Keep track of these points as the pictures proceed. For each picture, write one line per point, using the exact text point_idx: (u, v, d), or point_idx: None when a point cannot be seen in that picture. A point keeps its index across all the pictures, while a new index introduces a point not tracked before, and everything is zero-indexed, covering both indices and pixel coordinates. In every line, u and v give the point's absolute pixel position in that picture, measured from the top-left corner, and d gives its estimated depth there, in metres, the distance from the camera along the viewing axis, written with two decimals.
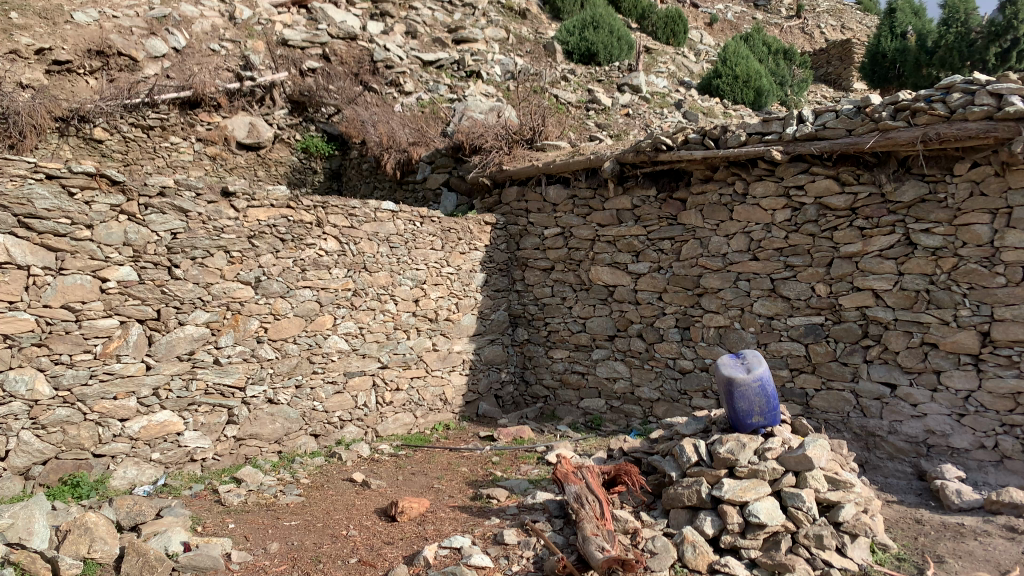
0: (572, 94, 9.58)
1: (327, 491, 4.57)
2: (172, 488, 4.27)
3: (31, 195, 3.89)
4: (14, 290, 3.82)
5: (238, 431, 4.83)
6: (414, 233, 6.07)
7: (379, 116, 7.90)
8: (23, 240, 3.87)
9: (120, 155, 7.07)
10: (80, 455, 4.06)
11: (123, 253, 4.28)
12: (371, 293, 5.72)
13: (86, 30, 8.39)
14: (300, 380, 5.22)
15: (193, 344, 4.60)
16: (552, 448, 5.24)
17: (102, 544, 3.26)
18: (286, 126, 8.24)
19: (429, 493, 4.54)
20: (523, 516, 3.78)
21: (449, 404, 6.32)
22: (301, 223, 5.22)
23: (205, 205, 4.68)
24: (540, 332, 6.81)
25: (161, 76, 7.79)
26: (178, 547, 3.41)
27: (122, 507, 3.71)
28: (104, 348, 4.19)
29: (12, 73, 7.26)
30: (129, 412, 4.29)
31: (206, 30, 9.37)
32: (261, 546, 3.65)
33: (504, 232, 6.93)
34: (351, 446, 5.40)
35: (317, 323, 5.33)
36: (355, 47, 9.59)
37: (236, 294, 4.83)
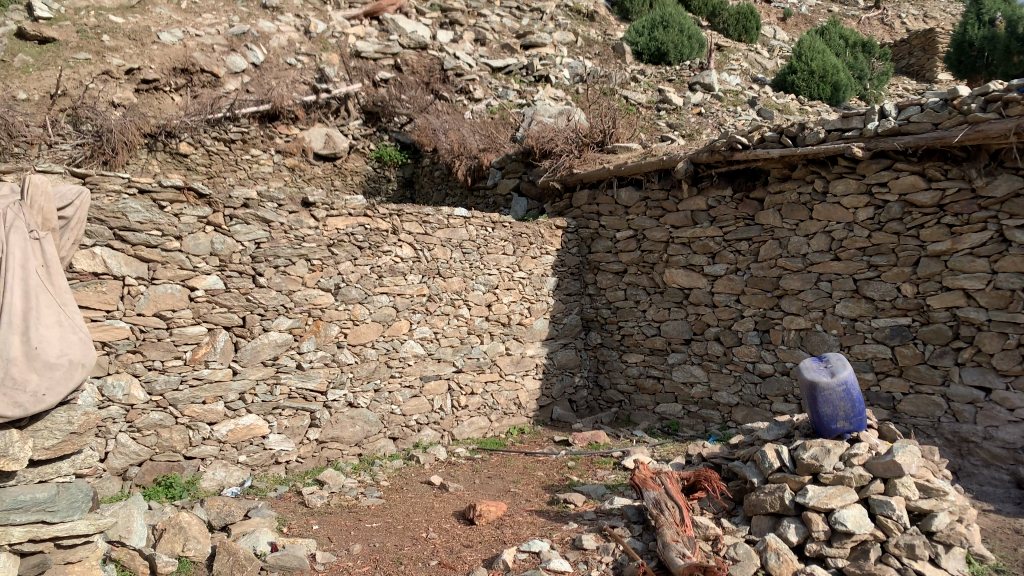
0: (642, 95, 9.51)
1: (406, 493, 4.65)
2: (259, 490, 4.43)
3: (125, 209, 4.07)
4: (110, 299, 4.00)
5: (320, 434, 4.96)
6: (487, 238, 6.10)
7: (450, 124, 7.99)
8: (118, 252, 4.04)
9: (204, 168, 7.36)
10: (173, 457, 4.24)
11: (210, 262, 4.45)
12: (445, 298, 5.79)
13: (172, 49, 8.77)
14: (378, 385, 5.33)
15: (277, 350, 4.75)
16: (629, 453, 5.19)
17: (195, 543, 3.40)
18: (361, 136, 8.40)
19: (506, 497, 4.57)
20: (602, 522, 3.76)
21: (523, 407, 6.34)
22: (378, 231, 5.33)
23: (287, 215, 4.82)
24: (613, 336, 6.76)
25: (241, 91, 8.06)
26: (265, 547, 3.54)
27: (213, 507, 3.86)
28: (194, 354, 4.37)
29: (105, 93, 7.65)
30: (217, 416, 4.46)
31: (283, 45, 9.65)
32: (344, 547, 3.74)
33: (576, 235, 6.90)
34: (428, 449, 5.48)
35: (393, 329, 5.43)
36: (426, 57, 9.73)
37: (316, 300, 4.96)
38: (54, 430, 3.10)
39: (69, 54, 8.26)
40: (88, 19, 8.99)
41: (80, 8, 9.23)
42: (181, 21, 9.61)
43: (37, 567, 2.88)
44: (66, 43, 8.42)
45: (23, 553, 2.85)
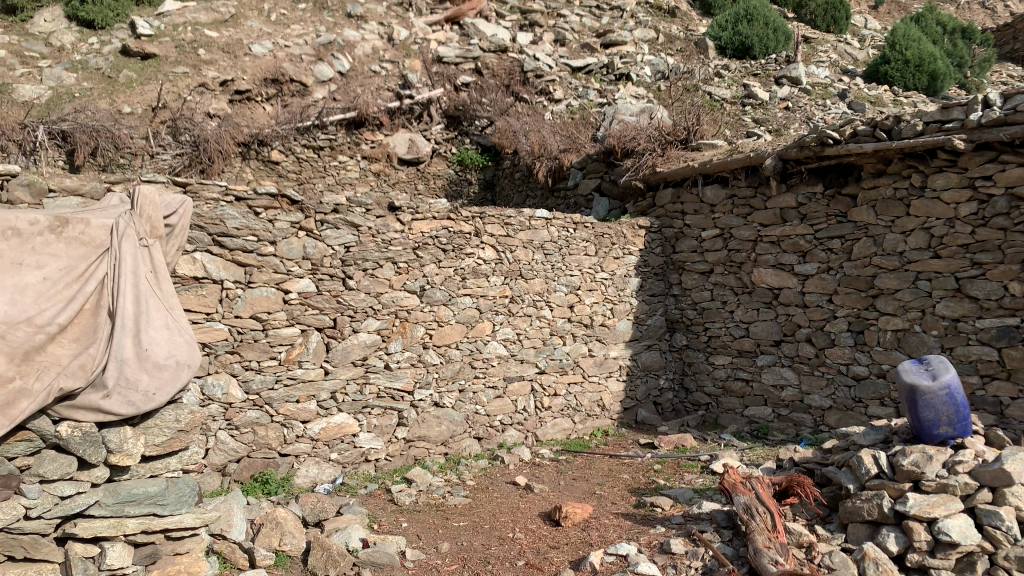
0: (726, 90, 9.31)
1: (492, 493, 4.69)
2: (350, 487, 4.55)
3: (223, 216, 4.25)
4: (209, 303, 4.19)
5: (407, 433, 5.07)
6: (568, 239, 6.09)
7: (531, 126, 8.00)
8: (217, 257, 4.22)
9: (295, 175, 7.63)
10: (268, 454, 4.40)
11: (302, 266, 4.59)
12: (528, 300, 5.80)
13: (263, 60, 9.12)
14: (463, 385, 5.39)
15: (366, 350, 4.87)
16: (717, 457, 5.09)
17: (292, 538, 3.53)
18: (443, 140, 8.51)
19: (591, 499, 4.55)
20: (690, 526, 3.70)
21: (607, 410, 6.28)
22: (461, 233, 5.40)
23: (375, 219, 4.94)
24: (700, 338, 6.61)
25: (328, 99, 8.31)
26: (358, 543, 3.64)
27: (307, 504, 3.97)
28: (288, 355, 4.53)
29: (202, 104, 8.01)
30: (310, 415, 4.60)
31: (368, 53, 9.89)
32: (433, 545, 3.80)
33: (659, 235, 6.77)
34: (512, 450, 5.51)
35: (477, 330, 5.49)
36: (506, 60, 9.80)
37: (403, 302, 5.07)
38: (163, 428, 3.23)
39: (169, 68, 8.70)
40: (185, 34, 9.44)
41: (179, 24, 9.69)
42: (271, 33, 9.97)
43: (150, 557, 3.10)
44: (166, 58, 8.86)
45: (137, 543, 3.08)
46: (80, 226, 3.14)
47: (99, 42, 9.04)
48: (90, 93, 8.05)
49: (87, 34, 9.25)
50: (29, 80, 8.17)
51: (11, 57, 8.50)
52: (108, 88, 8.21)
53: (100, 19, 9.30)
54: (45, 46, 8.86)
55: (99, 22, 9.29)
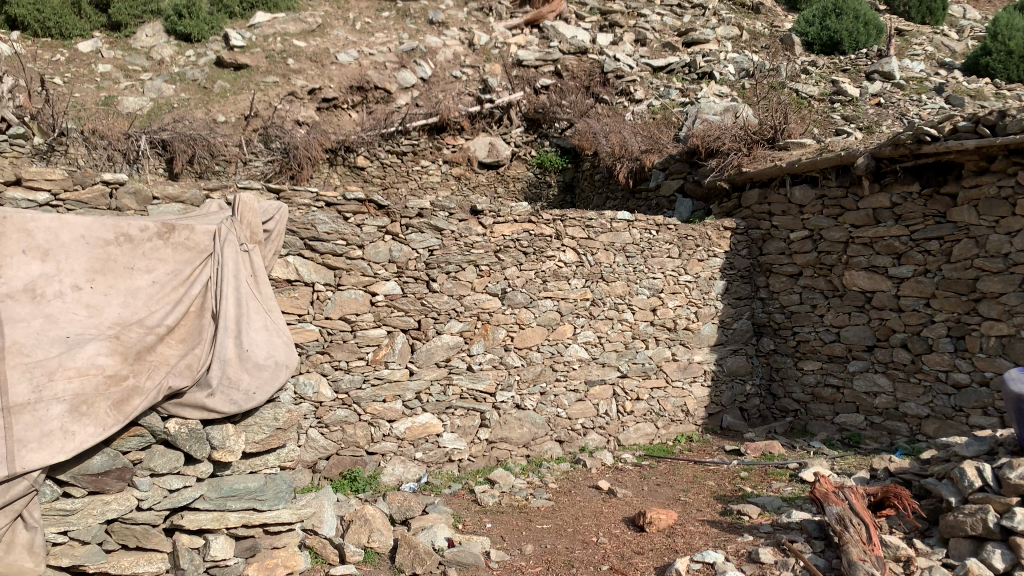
0: (814, 87, 9.04)
1: (575, 497, 4.68)
2: (434, 487, 4.64)
3: (314, 221, 4.36)
4: (301, 304, 4.32)
5: (490, 435, 5.11)
6: (651, 241, 5.99)
7: (611, 127, 7.86)
8: (309, 260, 4.35)
9: (379, 180, 7.82)
10: (356, 452, 4.52)
11: (389, 269, 4.69)
12: (609, 303, 5.75)
13: (348, 69, 9.37)
14: (544, 388, 5.40)
15: (449, 351, 4.94)
16: (807, 465, 4.95)
17: (379, 535, 3.62)
18: (522, 143, 8.52)
19: (676, 505, 4.49)
20: (779, 535, 3.61)
21: (691, 415, 6.18)
22: (542, 237, 5.40)
23: (458, 223, 4.98)
24: (788, 343, 6.40)
25: (411, 106, 8.46)
26: (443, 542, 3.69)
27: (394, 502, 4.06)
28: (374, 355, 4.64)
29: (291, 113, 8.29)
30: (396, 414, 4.70)
31: (449, 58, 10.01)
32: (517, 547, 3.84)
33: (746, 237, 6.57)
34: (594, 454, 5.51)
35: (558, 332, 5.49)
36: (586, 61, 9.76)
37: (485, 305, 5.11)
38: (263, 425, 3.35)
39: (260, 78, 9.03)
40: (275, 44, 9.77)
41: (269, 35, 10.03)
42: (356, 42, 10.23)
43: (251, 549, 3.25)
44: (257, 68, 9.21)
45: (238, 536, 3.23)
46: (186, 231, 3.29)
47: (195, 54, 9.46)
48: (187, 104, 8.43)
49: (184, 46, 9.68)
50: (132, 92, 8.61)
51: (115, 71, 8.97)
52: (204, 99, 8.58)
53: (196, 31, 9.73)
54: (146, 60, 9.32)
55: (195, 34, 9.72)
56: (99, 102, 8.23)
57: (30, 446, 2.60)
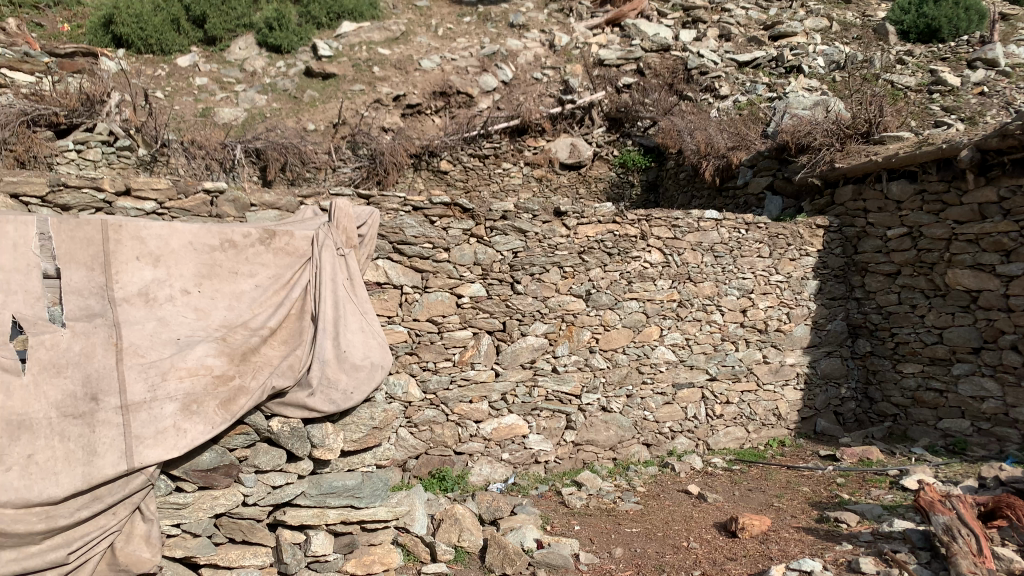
0: (911, 77, 8.68)
1: (664, 501, 4.63)
2: (522, 488, 4.68)
3: (402, 225, 4.44)
4: (390, 307, 4.43)
5: (576, 437, 5.11)
6: (740, 240, 5.84)
7: (696, 125, 7.66)
8: (397, 263, 4.44)
9: (462, 183, 7.93)
10: (445, 451, 4.62)
11: (474, 271, 4.73)
12: (697, 304, 5.64)
13: (431, 75, 9.53)
14: (631, 390, 5.35)
15: (534, 353, 4.95)
16: (908, 473, 4.75)
17: (469, 534, 3.71)
18: (605, 143, 8.45)
19: (769, 511, 4.37)
20: (881, 545, 3.48)
21: (784, 419, 6.01)
22: (627, 237, 5.32)
23: (542, 224, 4.98)
24: (886, 344, 6.16)
25: (493, 109, 8.53)
26: (532, 543, 3.75)
27: (483, 502, 4.11)
28: (461, 356, 4.70)
29: (377, 120, 8.48)
30: (482, 415, 4.76)
31: (529, 61, 10.04)
32: (606, 550, 3.84)
33: (840, 234, 6.32)
34: (683, 458, 5.42)
35: (645, 334, 5.41)
36: (669, 59, 9.62)
37: (570, 306, 5.10)
38: (360, 425, 3.44)
39: (347, 86, 9.28)
40: (361, 53, 10.02)
41: (355, 44, 10.29)
42: (439, 47, 10.39)
43: (349, 546, 3.37)
44: (344, 77, 9.46)
45: (337, 533, 3.35)
46: (286, 237, 3.41)
47: (286, 65, 9.81)
48: (279, 113, 8.73)
49: (275, 58, 10.04)
50: (228, 103, 8.97)
51: (211, 83, 9.38)
52: (295, 108, 8.87)
53: (286, 44, 10.05)
54: (240, 72, 9.72)
55: (286, 46, 10.05)
56: (197, 113, 8.61)
57: (147, 442, 2.75)
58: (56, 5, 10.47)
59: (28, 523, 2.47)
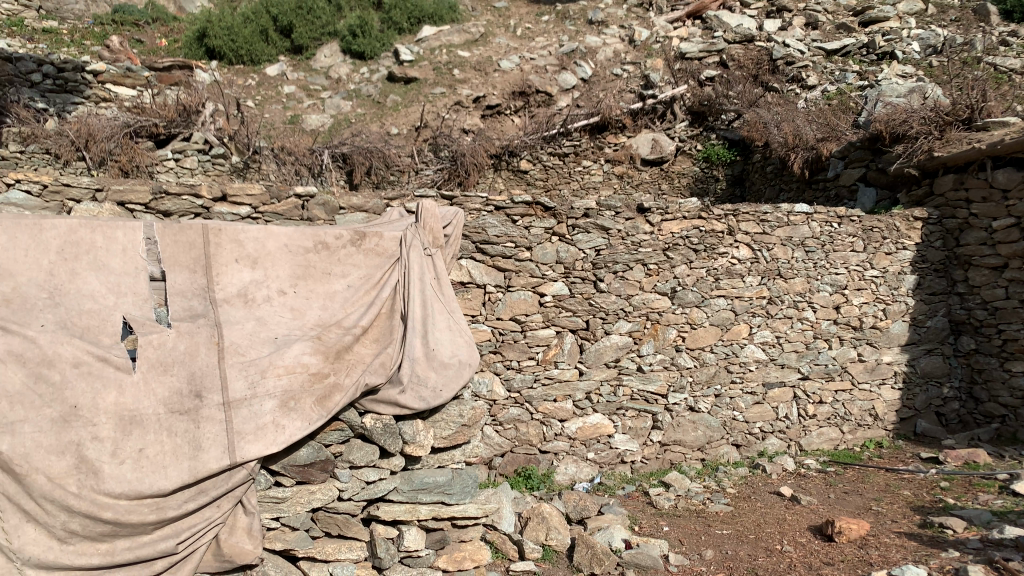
0: (1016, 59, 8.20)
1: (756, 503, 4.51)
2: (608, 487, 4.68)
3: (484, 225, 4.45)
4: (474, 306, 4.47)
5: (663, 437, 5.05)
6: (832, 234, 5.63)
7: (783, 116, 7.35)
8: (480, 263, 4.47)
9: (542, 182, 7.95)
10: (529, 450, 4.66)
11: (556, 270, 4.72)
12: (788, 301, 5.46)
13: (510, 75, 9.57)
14: (720, 390, 5.24)
15: (618, 352, 4.90)
16: (1020, 477, 4.49)
17: (557, 533, 3.72)
18: (688, 137, 8.27)
19: (868, 515, 4.21)
20: (991, 553, 3.31)
21: (881, 419, 5.78)
22: (714, 232, 5.19)
23: (624, 222, 4.89)
24: (992, 342, 5.84)
25: (572, 106, 8.49)
26: (621, 543, 3.75)
27: (570, 501, 4.12)
28: (545, 355, 4.71)
29: (458, 121, 8.57)
30: (567, 414, 4.77)
31: (609, 57, 9.96)
32: (697, 551, 3.79)
33: (940, 226, 6.00)
34: (774, 459, 5.29)
35: (733, 332, 5.28)
36: (753, 49, 9.36)
37: (655, 304, 5.01)
38: (449, 421, 3.47)
39: (428, 90, 9.41)
40: (441, 56, 10.13)
41: (435, 47, 10.42)
42: (517, 47, 10.42)
43: (441, 542, 3.43)
44: (425, 81, 9.59)
45: (429, 529, 3.41)
46: (376, 238, 3.47)
47: (369, 71, 10.02)
48: (363, 118, 8.93)
49: (359, 64, 10.27)
50: (315, 110, 9.24)
51: (299, 91, 9.68)
52: (378, 113, 9.05)
53: (369, 50, 10.25)
54: (325, 79, 9.98)
55: (369, 52, 10.25)
56: (286, 121, 8.91)
57: (247, 438, 2.85)
58: (155, 22, 10.97)
59: (141, 514, 2.59)
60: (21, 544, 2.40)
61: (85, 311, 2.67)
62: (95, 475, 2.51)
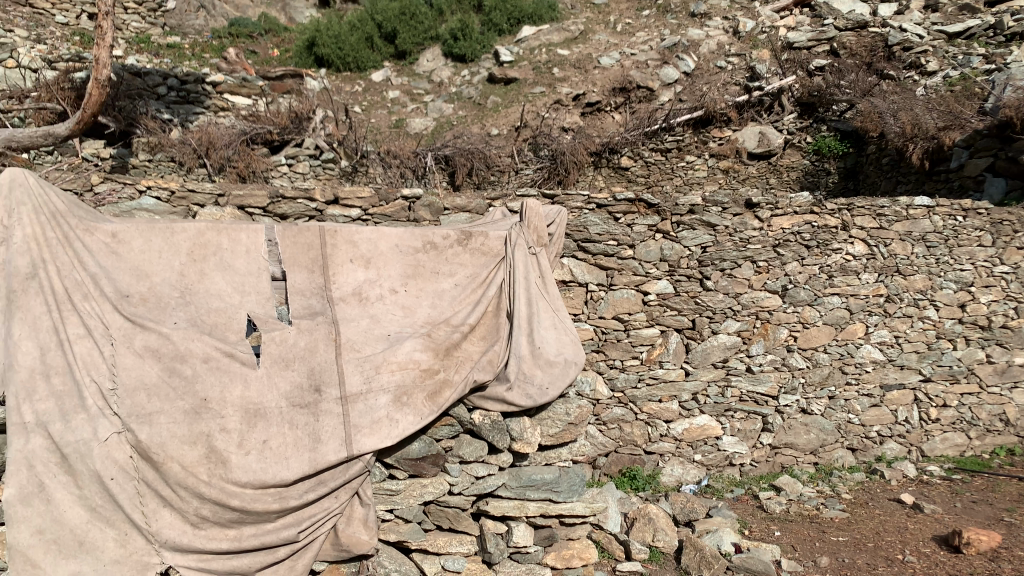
0: None
1: (874, 510, 4.32)
2: (715, 490, 4.64)
3: (586, 223, 4.46)
4: (577, 304, 4.48)
5: (773, 439, 4.91)
6: (957, 228, 5.25)
7: (901, 104, 6.96)
8: (582, 261, 4.48)
9: (644, 179, 7.88)
10: (634, 450, 4.62)
11: (661, 267, 4.65)
12: (907, 299, 5.17)
13: (611, 71, 9.50)
14: (833, 392, 5.04)
15: (726, 352, 4.79)
16: None
17: (664, 534, 3.69)
18: (796, 130, 7.94)
19: (999, 526, 3.97)
20: None
21: (1014, 425, 5.38)
22: (826, 228, 4.98)
23: (732, 218, 4.78)
24: None
25: (675, 101, 8.37)
26: (729, 547, 3.68)
27: (677, 502, 4.08)
28: (649, 355, 4.65)
29: (557, 120, 8.57)
30: (673, 415, 4.70)
31: (713, 49, 9.73)
32: (811, 558, 3.67)
33: None
34: (894, 465, 5.07)
35: (848, 332, 5.06)
36: (867, 36, 8.93)
37: (764, 303, 4.86)
38: (556, 420, 3.47)
39: (528, 89, 9.44)
40: (541, 56, 10.16)
41: (535, 47, 10.44)
42: (618, 43, 10.31)
43: (549, 539, 3.46)
44: (526, 80, 9.63)
45: (537, 526, 3.44)
46: (481, 237, 3.52)
47: (470, 73, 10.15)
48: (465, 120, 9.06)
49: (460, 67, 10.43)
50: (418, 114, 9.45)
51: (403, 96, 9.92)
52: (479, 114, 9.15)
53: (470, 52, 10.38)
54: (428, 84, 10.18)
55: (469, 55, 10.39)
56: (392, 125, 9.15)
57: (363, 431, 2.95)
58: (267, 33, 11.48)
59: (266, 503, 2.70)
60: (159, 527, 2.56)
61: (214, 309, 2.84)
62: (224, 464, 2.64)
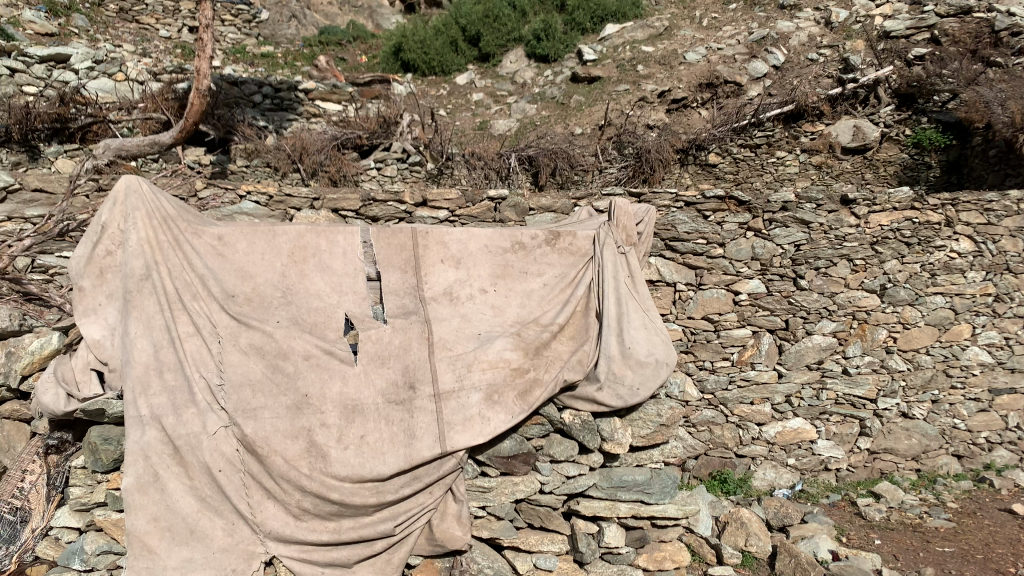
0: None
1: (983, 520, 4.11)
2: (810, 495, 4.49)
3: (674, 221, 4.42)
4: (664, 304, 4.46)
5: (872, 444, 4.74)
6: None
7: (1010, 93, 6.57)
8: (670, 260, 4.45)
9: (732, 176, 7.71)
10: (725, 453, 4.54)
11: (752, 267, 4.54)
12: (1019, 298, 4.88)
13: (697, 67, 9.33)
14: (937, 395, 4.83)
15: (821, 353, 4.64)
16: None
17: (757, 539, 3.62)
18: (894, 122, 7.58)
19: None
20: None
21: None
22: (929, 224, 4.71)
23: (827, 214, 4.61)
24: None
25: (764, 95, 8.19)
26: (826, 554, 3.59)
27: (771, 507, 4.01)
28: (740, 356, 4.56)
29: (642, 117, 8.48)
30: (765, 417, 4.60)
31: (804, 41, 9.43)
32: (914, 569, 3.52)
33: None
34: (1004, 473, 4.82)
35: (953, 333, 4.82)
36: (971, 22, 8.47)
37: (861, 303, 4.68)
38: (647, 421, 3.45)
39: (612, 88, 9.36)
40: (625, 53, 10.05)
41: (619, 45, 10.35)
42: (704, 38, 10.11)
43: (640, 540, 3.43)
44: (609, 78, 9.57)
45: (628, 526, 3.43)
46: (569, 237, 3.54)
47: (553, 73, 10.15)
48: (548, 120, 9.07)
49: (543, 67, 10.43)
50: (502, 115, 9.51)
51: (487, 98, 10.01)
52: (563, 114, 9.14)
53: (553, 52, 10.36)
54: (511, 85, 10.25)
55: (552, 55, 10.38)
56: (476, 127, 9.25)
57: (456, 427, 2.96)
58: (355, 40, 11.82)
59: (363, 496, 2.77)
60: (264, 518, 2.66)
61: (313, 308, 2.96)
62: (324, 457, 2.73)
